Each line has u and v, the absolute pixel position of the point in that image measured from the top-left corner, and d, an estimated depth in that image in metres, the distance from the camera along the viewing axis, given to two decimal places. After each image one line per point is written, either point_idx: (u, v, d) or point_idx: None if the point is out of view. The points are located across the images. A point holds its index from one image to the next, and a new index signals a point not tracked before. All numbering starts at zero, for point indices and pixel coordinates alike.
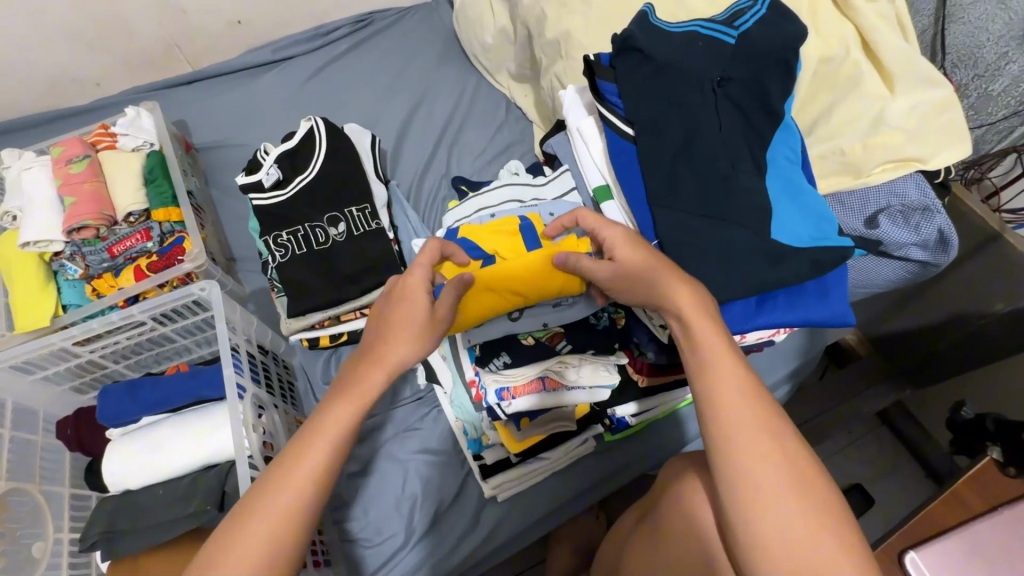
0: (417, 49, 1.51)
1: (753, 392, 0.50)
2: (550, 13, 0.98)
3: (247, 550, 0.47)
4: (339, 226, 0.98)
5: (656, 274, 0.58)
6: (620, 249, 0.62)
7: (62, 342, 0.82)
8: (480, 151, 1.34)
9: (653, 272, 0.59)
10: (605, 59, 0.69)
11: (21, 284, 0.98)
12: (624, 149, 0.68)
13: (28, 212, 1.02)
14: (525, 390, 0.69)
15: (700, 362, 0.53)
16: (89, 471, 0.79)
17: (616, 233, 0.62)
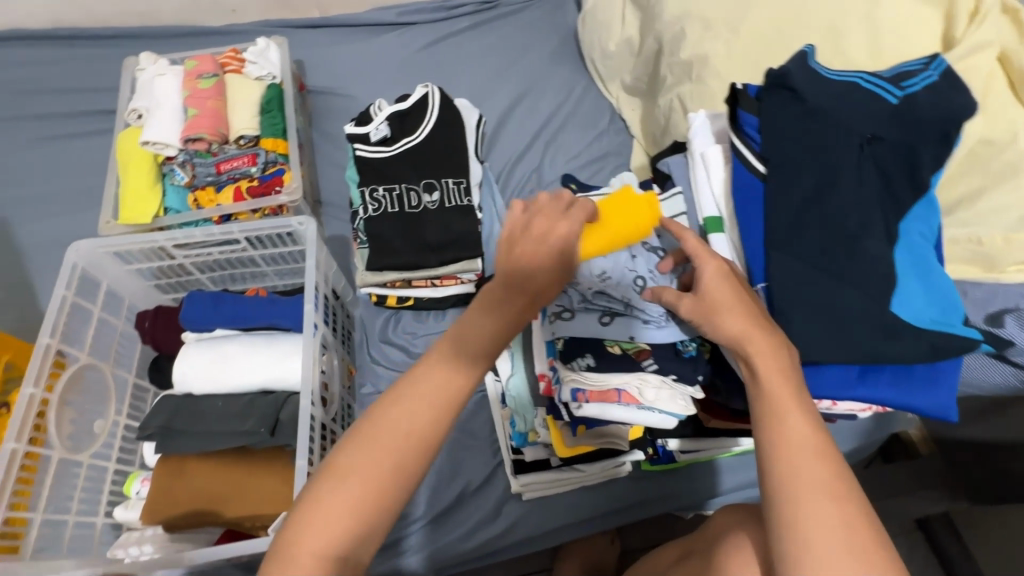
0: (536, 41, 1.51)
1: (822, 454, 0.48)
2: (691, 33, 0.95)
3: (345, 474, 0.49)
4: (433, 194, 1.00)
5: (740, 312, 0.54)
6: (713, 284, 0.56)
7: (162, 242, 0.86)
8: (576, 154, 1.33)
9: (736, 310, 0.55)
10: (753, 90, 0.68)
11: (133, 180, 1.04)
12: (749, 185, 0.66)
13: (154, 115, 1.08)
14: (601, 396, 0.62)
15: (767, 410, 0.51)
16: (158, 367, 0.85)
17: (709, 266, 0.58)
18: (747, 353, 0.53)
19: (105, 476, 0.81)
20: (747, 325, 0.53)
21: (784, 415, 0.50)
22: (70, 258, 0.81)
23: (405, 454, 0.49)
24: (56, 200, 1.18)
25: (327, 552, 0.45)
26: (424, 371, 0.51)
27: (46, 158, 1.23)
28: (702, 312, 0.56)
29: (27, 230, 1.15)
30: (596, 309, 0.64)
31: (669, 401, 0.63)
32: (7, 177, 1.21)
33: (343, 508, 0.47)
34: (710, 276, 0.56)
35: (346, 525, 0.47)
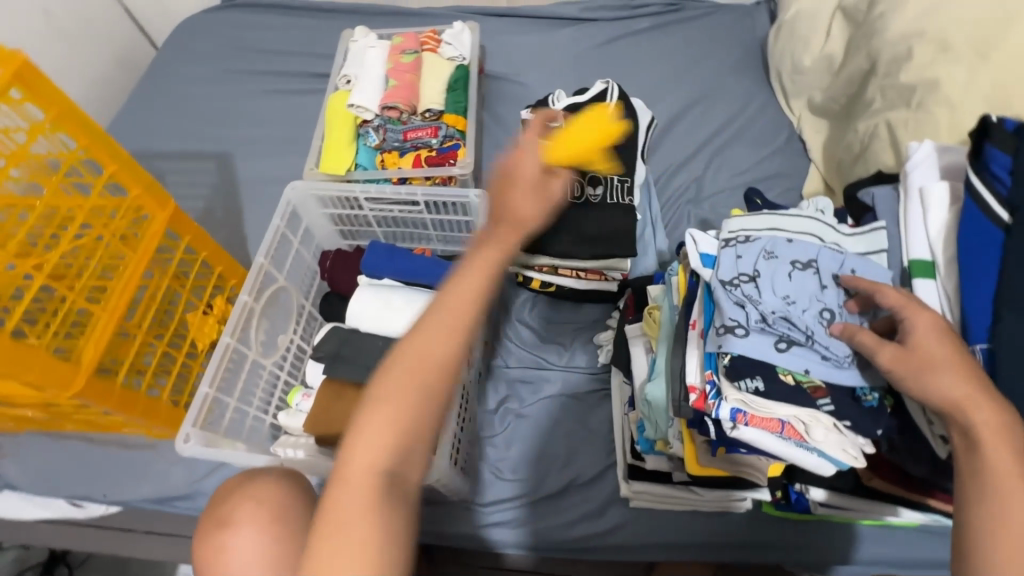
0: (718, 48, 1.45)
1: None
2: (920, 55, 0.86)
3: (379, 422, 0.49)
4: (597, 188, 1.01)
5: (961, 374, 0.51)
6: (921, 337, 0.54)
7: (358, 194, 0.97)
8: (742, 170, 1.26)
9: (957, 371, 0.52)
10: (1011, 124, 0.59)
11: (335, 136, 1.19)
12: (984, 234, 0.58)
13: (360, 81, 1.22)
14: (762, 423, 0.60)
15: (984, 494, 0.49)
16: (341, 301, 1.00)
17: (922, 318, 0.55)
18: (967, 424, 0.50)
19: (277, 383, 0.95)
20: (967, 393, 0.51)
21: (1004, 502, 0.49)
22: (286, 194, 0.96)
23: (424, 382, 0.50)
24: (269, 144, 1.38)
25: (381, 457, 0.48)
26: (427, 322, 0.51)
27: (267, 108, 1.44)
28: (903, 363, 0.54)
29: (244, 166, 1.36)
30: (775, 333, 0.61)
31: (836, 447, 0.59)
32: (237, 119, 1.43)
33: (384, 421, 0.49)
34: (923, 330, 0.54)
35: (392, 438, 0.48)
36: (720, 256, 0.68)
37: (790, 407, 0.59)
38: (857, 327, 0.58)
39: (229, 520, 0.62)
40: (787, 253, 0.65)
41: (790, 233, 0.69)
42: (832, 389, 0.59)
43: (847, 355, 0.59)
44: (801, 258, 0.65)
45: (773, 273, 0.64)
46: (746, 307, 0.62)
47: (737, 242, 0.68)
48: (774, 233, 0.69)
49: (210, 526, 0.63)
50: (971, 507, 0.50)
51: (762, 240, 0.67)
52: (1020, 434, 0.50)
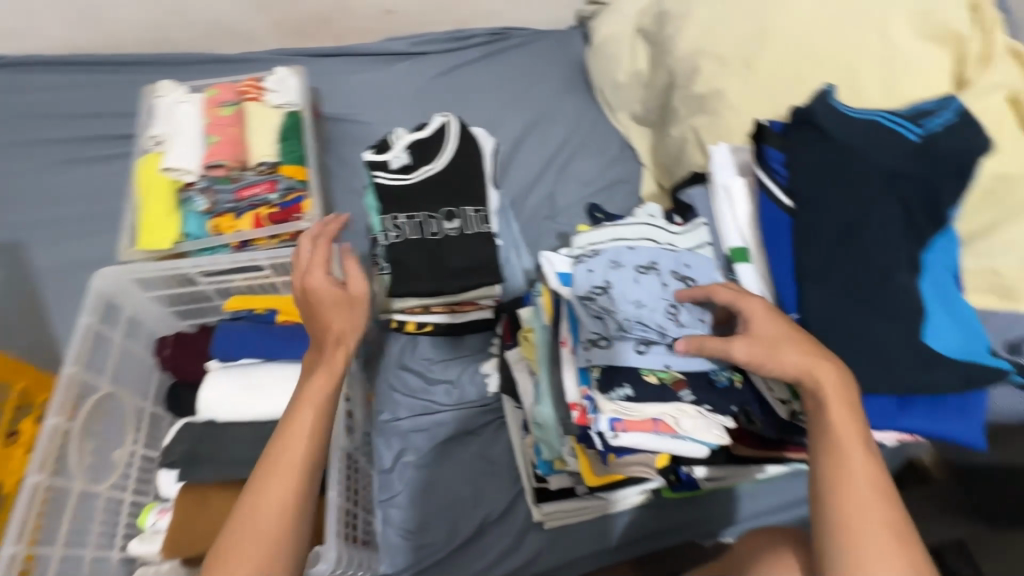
0: (545, 71, 1.55)
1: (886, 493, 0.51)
2: (704, 69, 0.99)
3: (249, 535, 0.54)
4: (454, 222, 1.01)
5: (798, 345, 0.56)
6: (758, 322, 0.59)
7: (187, 269, 0.85)
8: (587, 181, 1.36)
9: (795, 343, 0.57)
10: (778, 126, 0.71)
11: (154, 205, 1.04)
12: (778, 218, 0.68)
13: (174, 142, 1.09)
14: (638, 426, 0.63)
15: (831, 446, 0.53)
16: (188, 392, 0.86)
17: (752, 304, 0.60)
18: (817, 386, 0.55)
19: (121, 508, 0.79)
20: (810, 363, 0.55)
21: (851, 450, 0.53)
22: (93, 284, 0.80)
23: (288, 491, 0.57)
24: (69, 223, 1.18)
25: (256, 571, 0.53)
26: (292, 427, 0.59)
27: (61, 182, 1.23)
28: (755, 351, 0.57)
29: (40, 254, 1.14)
30: (635, 337, 0.65)
31: (703, 430, 0.64)
32: (21, 200, 1.20)
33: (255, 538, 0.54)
34: (757, 317, 0.59)
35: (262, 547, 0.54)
36: (575, 272, 0.70)
37: (656, 405, 0.63)
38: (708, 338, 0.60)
39: None
40: (630, 260, 0.70)
41: (630, 240, 0.74)
42: (691, 381, 0.64)
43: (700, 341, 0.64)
44: (643, 263, 0.70)
45: (623, 280, 0.68)
46: (605, 319, 0.66)
47: (586, 257, 0.72)
48: (617, 243, 0.73)
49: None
50: (825, 460, 0.54)
51: (607, 251, 0.71)
52: (853, 390, 0.55)
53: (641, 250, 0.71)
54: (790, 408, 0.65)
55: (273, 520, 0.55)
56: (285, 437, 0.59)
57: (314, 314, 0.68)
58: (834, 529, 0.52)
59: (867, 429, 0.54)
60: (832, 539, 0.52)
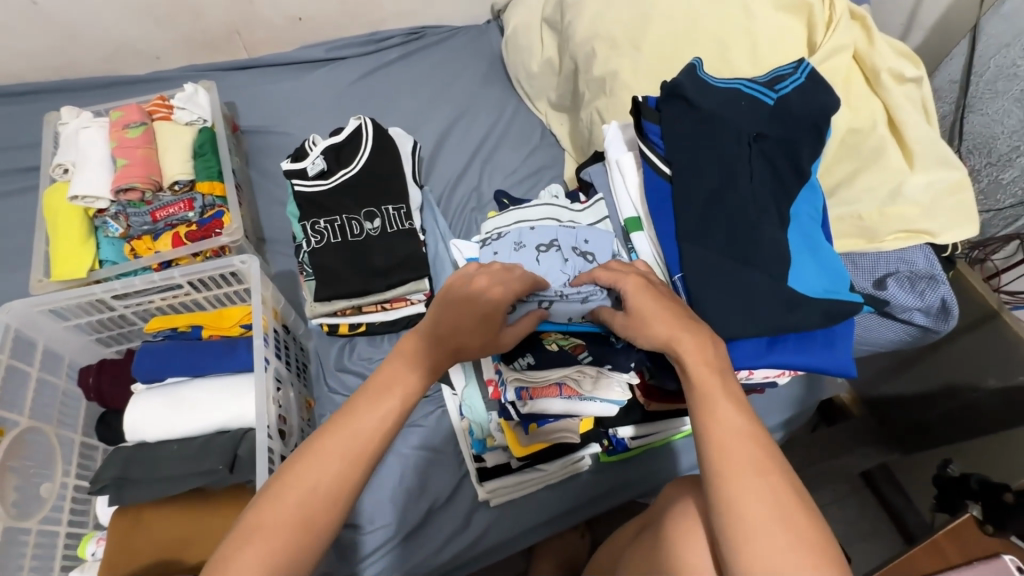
0: (464, 66, 1.57)
1: (750, 435, 0.51)
2: (600, 52, 1.04)
3: (274, 523, 0.47)
4: (374, 221, 1.03)
5: (665, 311, 0.58)
6: (633, 297, 0.61)
7: (102, 294, 0.85)
8: (512, 170, 1.39)
9: (662, 309, 0.59)
10: (653, 102, 0.76)
11: (64, 234, 1.02)
12: (659, 186, 0.73)
13: (81, 168, 1.06)
14: (543, 392, 0.70)
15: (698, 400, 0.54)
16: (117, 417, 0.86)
17: (629, 282, 0.62)
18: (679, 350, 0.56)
19: (57, 540, 0.79)
20: (673, 331, 0.57)
21: (713, 400, 0.53)
22: (1, 319, 0.79)
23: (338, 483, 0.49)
24: None
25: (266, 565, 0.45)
26: (361, 402, 0.53)
27: None
28: (632, 325, 0.60)
29: None
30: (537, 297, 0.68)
31: (605, 389, 0.70)
32: None
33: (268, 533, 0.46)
34: (630, 294, 0.61)
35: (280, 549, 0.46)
36: (482, 255, 0.76)
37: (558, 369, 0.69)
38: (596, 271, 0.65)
39: None
40: (532, 239, 0.74)
41: (533, 221, 0.78)
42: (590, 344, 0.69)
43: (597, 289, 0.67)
44: (544, 240, 0.74)
45: (524, 260, 0.73)
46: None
47: (492, 239, 0.77)
48: (519, 224, 0.77)
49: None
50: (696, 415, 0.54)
51: (510, 233, 0.75)
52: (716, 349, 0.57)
53: (541, 229, 0.75)
54: None
55: (300, 520, 0.48)
56: (366, 404, 0.53)
57: (463, 296, 0.59)
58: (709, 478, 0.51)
59: (730, 380, 0.55)
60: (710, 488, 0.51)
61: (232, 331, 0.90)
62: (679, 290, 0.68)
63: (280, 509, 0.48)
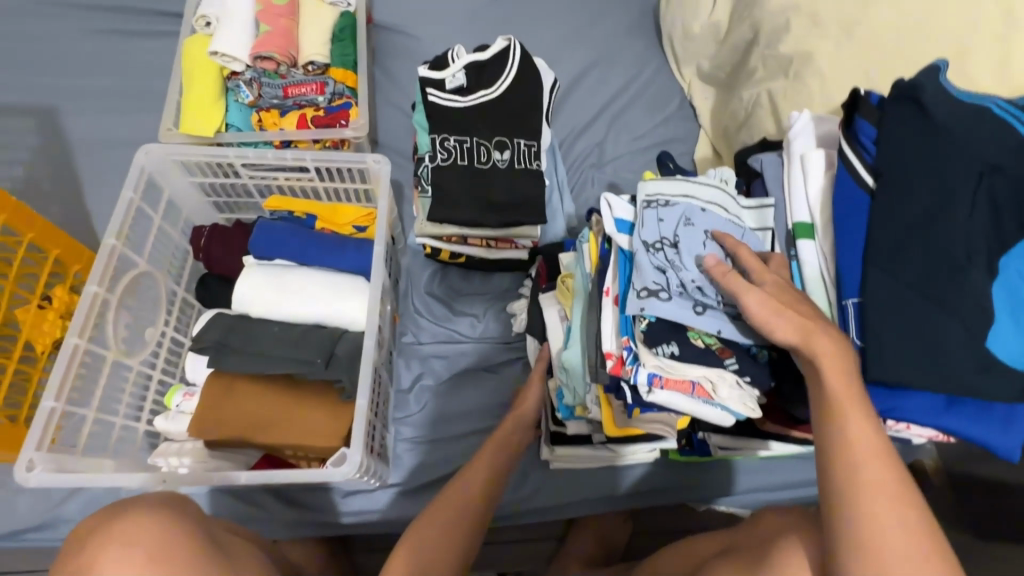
0: (614, 7, 1.44)
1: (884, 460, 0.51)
2: (795, 27, 0.92)
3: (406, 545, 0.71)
4: (504, 152, 0.98)
5: (805, 312, 0.57)
6: (772, 287, 0.59)
7: (233, 159, 0.83)
8: (641, 134, 1.30)
9: (801, 309, 0.57)
10: (875, 98, 0.66)
11: (197, 88, 1.00)
12: (855, 197, 0.64)
13: (224, 24, 1.03)
14: (676, 385, 0.64)
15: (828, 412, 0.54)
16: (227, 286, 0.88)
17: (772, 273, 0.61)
18: (814, 354, 0.55)
19: (148, 384, 0.81)
20: (809, 329, 0.56)
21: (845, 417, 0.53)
22: (138, 160, 0.79)
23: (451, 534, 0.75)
24: (106, 97, 1.13)
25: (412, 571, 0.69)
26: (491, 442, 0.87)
27: (99, 51, 1.17)
28: (772, 303, 0.57)
29: (75, 123, 1.11)
30: (692, 298, 0.64)
31: (737, 401, 0.65)
32: (56, 65, 1.15)
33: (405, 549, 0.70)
34: (772, 282, 0.59)
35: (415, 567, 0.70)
36: (643, 218, 0.69)
37: (702, 369, 0.63)
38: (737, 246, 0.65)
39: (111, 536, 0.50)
40: (701, 222, 0.68)
41: (703, 201, 0.70)
42: (736, 349, 0.64)
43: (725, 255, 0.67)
44: (712, 229, 0.68)
45: (691, 241, 0.67)
46: (667, 274, 0.65)
47: (657, 205, 0.70)
48: (689, 200, 0.70)
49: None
50: (821, 428, 0.54)
51: (682, 206, 0.69)
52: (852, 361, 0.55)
53: (714, 216, 0.69)
54: None
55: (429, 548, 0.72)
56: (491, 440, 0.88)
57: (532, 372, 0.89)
58: (834, 499, 0.51)
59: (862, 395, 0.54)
60: (835, 509, 0.51)
61: (344, 229, 0.89)
62: (849, 315, 0.61)
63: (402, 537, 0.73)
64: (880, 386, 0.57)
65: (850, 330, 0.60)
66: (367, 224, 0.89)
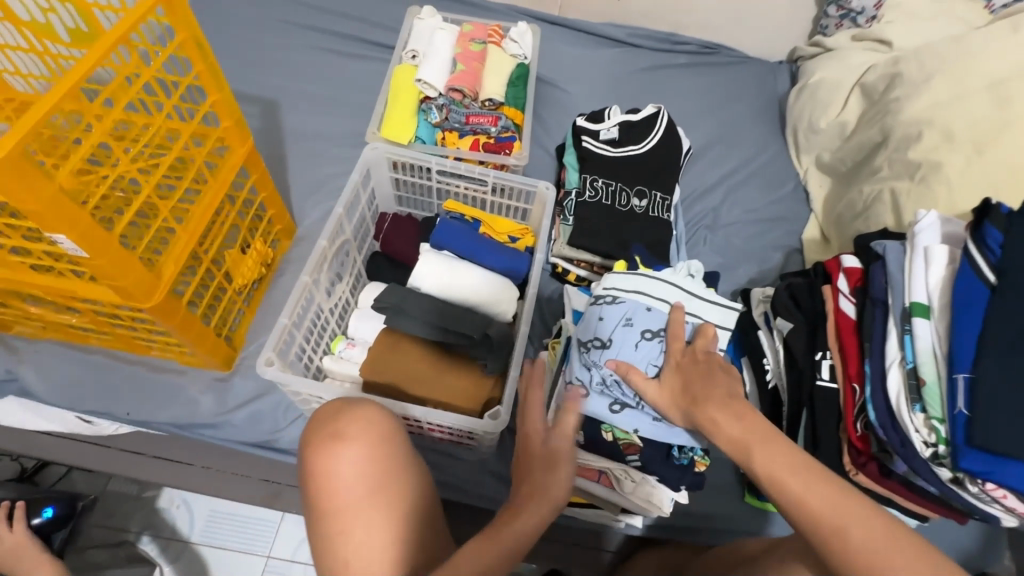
0: (745, 94, 1.60)
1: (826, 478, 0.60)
2: (927, 139, 1.03)
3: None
4: (642, 201, 1.13)
5: (700, 387, 0.72)
6: (668, 378, 0.77)
7: (432, 167, 1.03)
8: (755, 207, 1.41)
9: (698, 387, 0.72)
10: (1006, 210, 0.75)
11: (399, 106, 1.23)
12: (975, 289, 0.73)
13: (430, 58, 1.27)
14: (581, 470, 0.87)
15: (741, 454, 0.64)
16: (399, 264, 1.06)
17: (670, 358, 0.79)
18: (706, 412, 0.68)
19: (324, 330, 1.00)
20: (694, 396, 0.72)
21: (792, 494, 0.59)
22: (365, 153, 1.01)
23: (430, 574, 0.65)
24: (318, 100, 1.40)
25: None
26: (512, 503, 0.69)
27: (320, 65, 1.45)
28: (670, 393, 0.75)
29: (291, 116, 1.37)
30: (612, 399, 0.83)
31: (640, 493, 0.86)
32: (286, 70, 1.44)
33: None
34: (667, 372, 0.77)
35: None
36: (587, 317, 0.88)
37: (607, 461, 0.86)
38: (677, 321, 0.81)
39: (342, 434, 0.69)
40: (642, 321, 0.84)
41: (651, 299, 0.86)
42: (642, 449, 0.84)
43: (659, 354, 0.82)
44: (652, 327, 0.84)
45: (625, 340, 0.83)
46: (591, 372, 0.84)
47: (604, 301, 0.87)
48: (637, 297, 0.86)
49: (322, 440, 0.70)
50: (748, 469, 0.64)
51: (626, 304, 0.85)
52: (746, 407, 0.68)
53: (656, 315, 0.84)
54: (936, 455, 0.71)
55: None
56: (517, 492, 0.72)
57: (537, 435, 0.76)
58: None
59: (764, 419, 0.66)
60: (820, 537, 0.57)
61: (501, 237, 1.06)
62: (959, 387, 0.68)
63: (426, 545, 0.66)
64: (985, 455, 0.64)
65: (958, 400, 0.68)
66: (520, 236, 1.06)
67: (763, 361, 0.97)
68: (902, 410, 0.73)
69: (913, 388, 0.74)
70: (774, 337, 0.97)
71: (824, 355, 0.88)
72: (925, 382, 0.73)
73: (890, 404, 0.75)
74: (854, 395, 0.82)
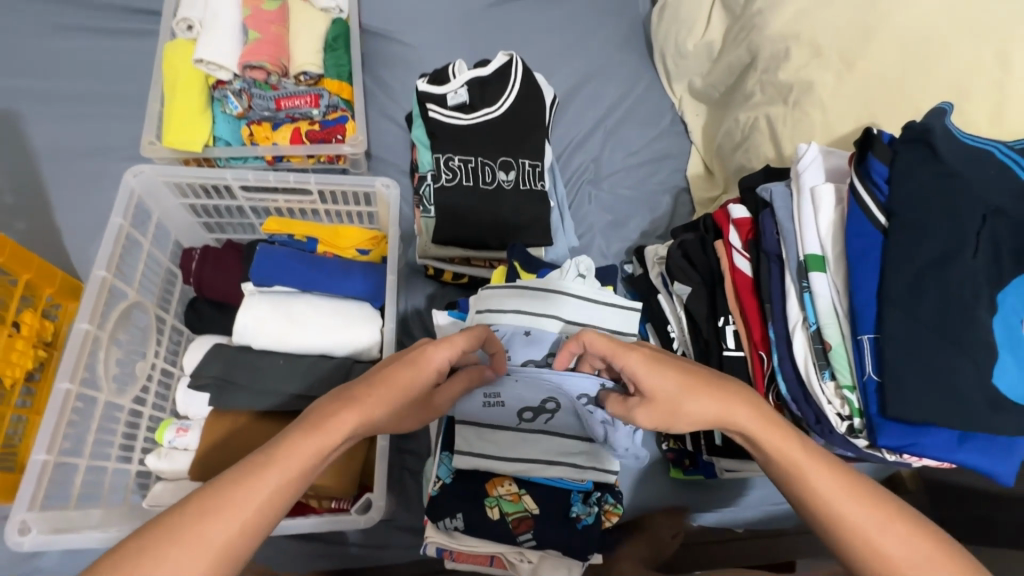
0: (607, 20, 1.42)
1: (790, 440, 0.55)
2: (795, 56, 0.94)
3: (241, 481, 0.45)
4: (509, 173, 0.96)
5: (700, 396, 0.56)
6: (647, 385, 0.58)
7: (231, 182, 0.79)
8: (636, 149, 1.30)
9: (696, 394, 0.56)
10: (887, 138, 0.68)
11: (181, 99, 0.94)
12: (868, 234, 0.66)
13: (209, 29, 0.96)
14: (471, 558, 0.75)
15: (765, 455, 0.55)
16: (226, 312, 0.84)
17: (633, 358, 0.59)
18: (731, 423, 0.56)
19: (139, 421, 0.77)
20: (724, 403, 0.56)
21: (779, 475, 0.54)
22: (127, 182, 0.76)
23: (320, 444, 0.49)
24: (75, 102, 1.05)
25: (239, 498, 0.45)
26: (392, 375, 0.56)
27: (64, 50, 1.08)
28: (662, 413, 0.57)
29: (40, 130, 1.02)
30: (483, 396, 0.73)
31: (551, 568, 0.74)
32: (18, 67, 1.06)
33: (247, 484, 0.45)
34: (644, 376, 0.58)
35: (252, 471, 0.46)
36: None
37: (500, 547, 0.74)
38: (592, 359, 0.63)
39: None
40: (523, 353, 0.77)
41: (529, 320, 0.75)
42: (537, 524, 0.73)
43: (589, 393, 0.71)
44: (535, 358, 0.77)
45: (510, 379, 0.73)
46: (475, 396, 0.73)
47: None
48: (516, 321, 0.75)
49: None
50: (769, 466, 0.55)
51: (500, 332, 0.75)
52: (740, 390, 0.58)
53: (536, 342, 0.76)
54: (849, 424, 0.67)
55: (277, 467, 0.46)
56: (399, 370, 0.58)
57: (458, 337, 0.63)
58: (839, 553, 0.51)
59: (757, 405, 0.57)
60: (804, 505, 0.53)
61: (347, 253, 0.85)
62: (865, 350, 0.63)
63: (252, 503, 0.44)
64: (898, 422, 0.60)
65: (866, 365, 0.63)
66: (371, 247, 0.86)
67: (668, 328, 0.88)
68: (813, 380, 0.68)
69: (820, 352, 0.68)
70: (675, 302, 0.87)
71: (726, 320, 0.80)
72: (831, 346, 0.67)
73: (800, 373, 0.70)
74: (763, 363, 0.76)
